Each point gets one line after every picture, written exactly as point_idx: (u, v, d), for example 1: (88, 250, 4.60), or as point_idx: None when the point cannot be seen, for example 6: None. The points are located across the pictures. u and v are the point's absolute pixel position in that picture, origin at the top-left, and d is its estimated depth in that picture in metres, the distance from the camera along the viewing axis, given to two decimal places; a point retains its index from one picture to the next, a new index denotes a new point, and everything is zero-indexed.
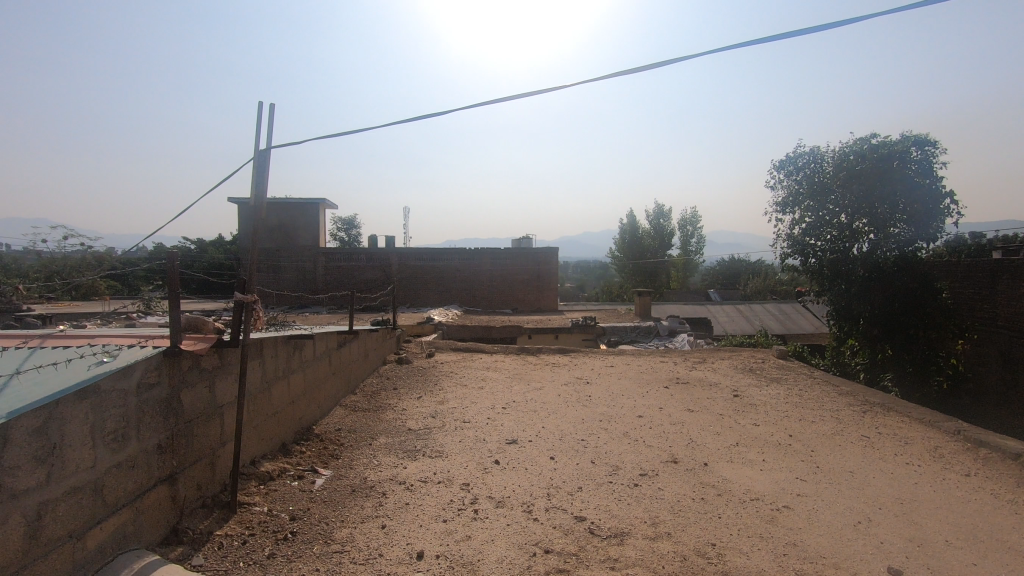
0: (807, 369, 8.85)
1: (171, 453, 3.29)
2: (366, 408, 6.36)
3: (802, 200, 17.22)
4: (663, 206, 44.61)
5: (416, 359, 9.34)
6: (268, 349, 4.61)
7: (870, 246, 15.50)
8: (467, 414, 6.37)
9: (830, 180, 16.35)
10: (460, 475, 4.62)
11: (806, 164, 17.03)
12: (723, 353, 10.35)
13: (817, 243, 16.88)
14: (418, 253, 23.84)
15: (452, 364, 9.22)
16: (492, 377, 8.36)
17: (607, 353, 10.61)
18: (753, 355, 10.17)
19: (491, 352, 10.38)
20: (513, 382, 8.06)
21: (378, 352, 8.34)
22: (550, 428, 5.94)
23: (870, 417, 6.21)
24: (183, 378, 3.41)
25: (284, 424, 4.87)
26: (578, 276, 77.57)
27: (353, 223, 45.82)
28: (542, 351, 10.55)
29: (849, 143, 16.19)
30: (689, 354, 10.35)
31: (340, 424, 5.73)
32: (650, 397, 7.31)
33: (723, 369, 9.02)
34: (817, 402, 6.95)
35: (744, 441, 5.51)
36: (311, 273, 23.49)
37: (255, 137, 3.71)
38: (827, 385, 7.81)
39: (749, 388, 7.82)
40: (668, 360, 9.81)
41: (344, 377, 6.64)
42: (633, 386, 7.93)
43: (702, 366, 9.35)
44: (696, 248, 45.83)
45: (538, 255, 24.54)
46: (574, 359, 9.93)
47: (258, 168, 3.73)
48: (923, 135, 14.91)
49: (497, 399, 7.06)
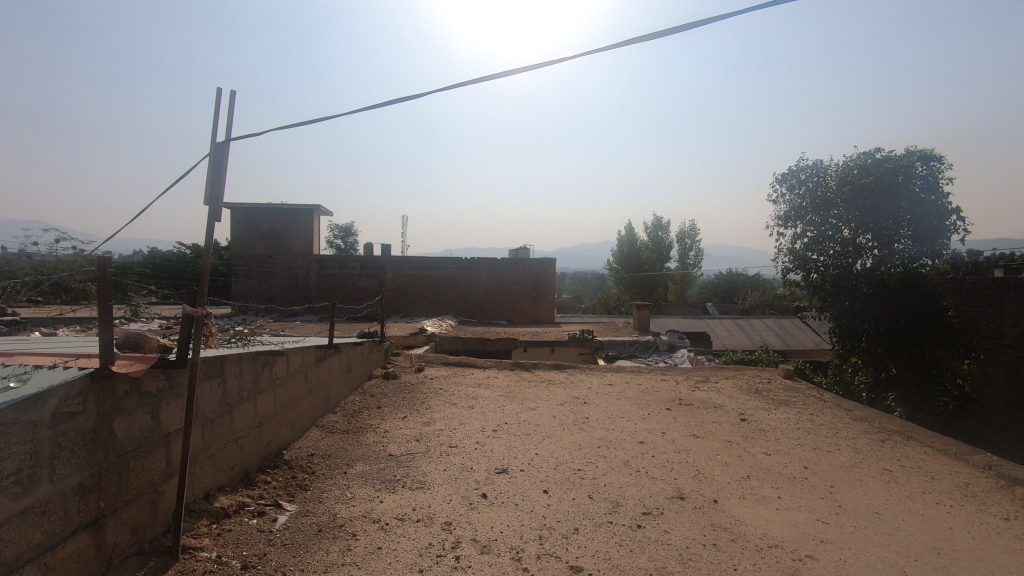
0: (816, 390, 8.39)
1: (98, 493, 2.80)
2: (344, 430, 5.86)
3: (804, 214, 16.91)
4: (661, 219, 44.39)
5: (403, 374, 8.86)
6: (229, 368, 4.14)
7: (874, 263, 15.15)
8: (455, 437, 5.90)
9: (833, 194, 16.05)
10: (442, 512, 4.13)
11: (809, 178, 16.75)
12: (727, 371, 9.89)
13: (819, 258, 16.58)
14: (412, 262, 23.40)
15: (443, 380, 8.74)
16: (484, 395, 7.88)
17: (606, 370, 10.13)
18: (759, 374, 9.70)
19: (484, 366, 9.92)
20: (505, 401, 7.57)
21: (363, 368, 7.85)
22: (544, 455, 5.45)
23: (889, 448, 5.74)
24: (118, 404, 2.93)
25: (249, 450, 4.38)
26: (575, 287, 77.26)
27: (348, 231, 45.48)
28: (537, 367, 10.06)
29: (853, 157, 15.91)
30: (692, 372, 9.88)
31: (313, 448, 5.23)
32: (652, 420, 6.83)
33: (728, 389, 8.55)
34: (831, 429, 6.47)
35: (756, 474, 5.04)
36: (304, 279, 23.17)
37: (212, 129, 3.25)
38: (840, 409, 7.33)
39: (757, 411, 7.35)
40: (669, 379, 9.33)
41: (322, 395, 6.14)
42: (632, 407, 7.46)
43: (705, 385, 8.88)
44: (694, 262, 45.50)
45: (535, 265, 24.13)
46: (571, 375, 9.46)
47: (215, 162, 3.24)
48: (928, 150, 14.55)
49: (487, 421, 6.58)
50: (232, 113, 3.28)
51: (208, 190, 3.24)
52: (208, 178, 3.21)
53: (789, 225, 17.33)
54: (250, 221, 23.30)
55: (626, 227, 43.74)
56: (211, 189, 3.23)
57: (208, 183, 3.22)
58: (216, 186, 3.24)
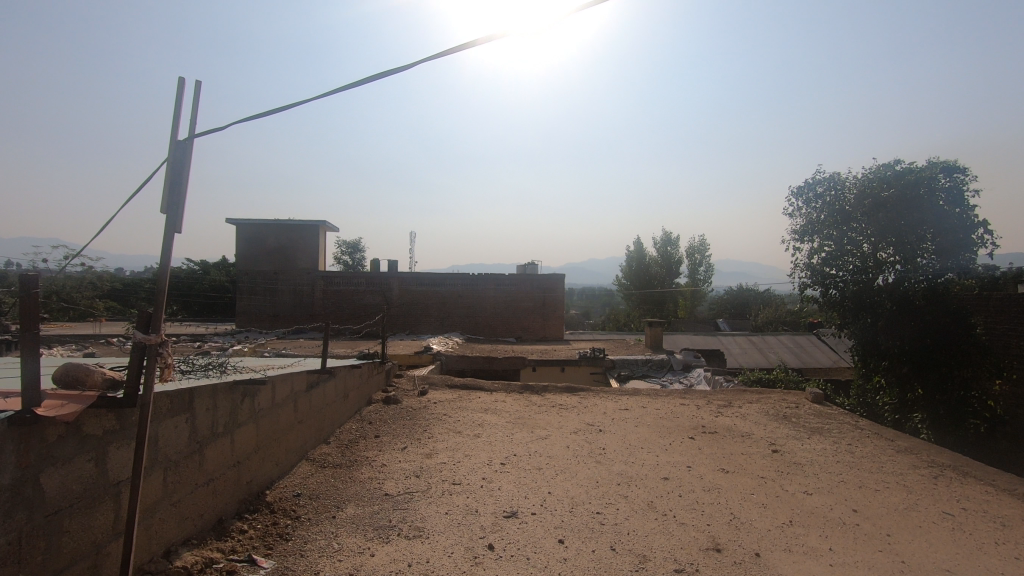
0: (850, 417, 7.74)
1: (16, 565, 2.27)
2: (337, 464, 5.32)
3: (822, 228, 16.34)
4: (671, 234, 43.82)
5: (405, 398, 8.32)
6: (200, 402, 3.62)
7: (897, 278, 14.54)
8: (460, 473, 5.35)
9: (852, 208, 15.47)
10: (441, 569, 3.56)
11: (827, 191, 16.21)
12: (750, 394, 9.26)
13: (838, 273, 15.99)
14: (419, 278, 22.96)
15: (447, 404, 8.19)
16: (491, 421, 7.32)
17: (621, 392, 9.52)
18: (785, 397, 9.06)
19: (491, 389, 9.37)
20: (514, 429, 7.00)
21: (360, 392, 7.32)
22: (558, 494, 4.88)
23: (946, 488, 5.11)
24: (48, 452, 2.42)
25: (224, 493, 3.86)
26: (583, 303, 76.65)
27: (356, 246, 45.29)
28: (548, 389, 9.47)
29: (872, 169, 15.35)
30: (713, 395, 9.26)
31: (300, 488, 4.68)
32: (675, 451, 6.23)
33: (754, 416, 7.93)
34: (875, 463, 5.84)
35: (800, 520, 4.44)
36: (309, 296, 22.82)
37: (172, 128, 2.80)
38: (881, 439, 6.69)
39: (789, 441, 6.72)
40: (689, 404, 8.71)
41: (314, 425, 5.61)
42: (652, 436, 6.86)
43: (729, 410, 8.26)
44: (705, 277, 44.73)
45: (543, 282, 23.62)
46: (584, 399, 8.87)
47: (175, 166, 2.77)
48: (952, 161, 13.97)
49: (495, 452, 6.01)
50: (197, 108, 2.85)
51: (165, 196, 2.74)
52: (166, 182, 2.73)
53: (806, 240, 16.75)
54: (255, 237, 23.05)
55: (635, 242, 43.21)
56: (169, 195, 2.74)
57: (166, 188, 2.74)
58: (176, 190, 2.75)
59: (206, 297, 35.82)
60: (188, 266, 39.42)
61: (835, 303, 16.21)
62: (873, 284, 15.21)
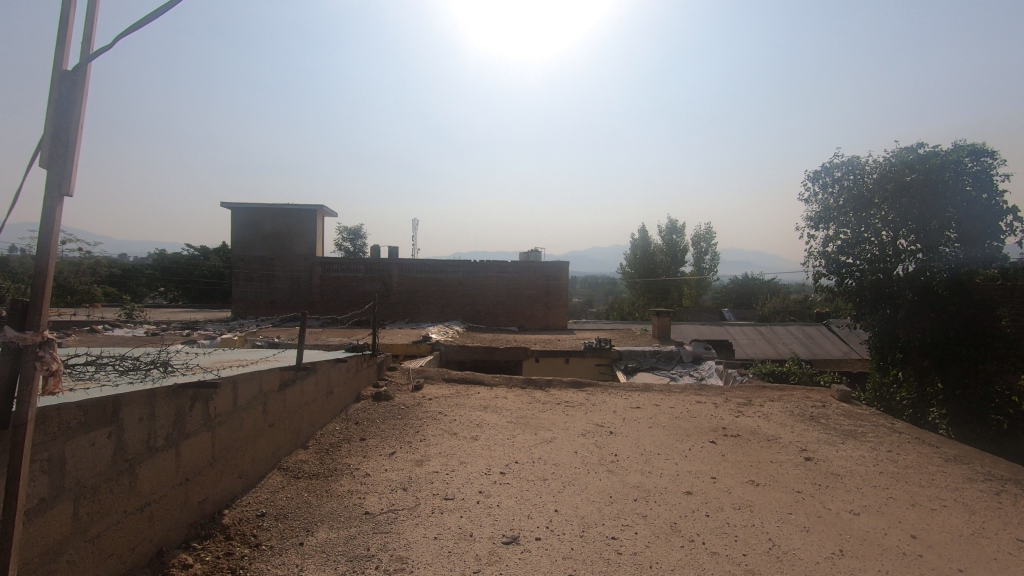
0: (884, 419, 7.05)
1: None
2: (312, 475, 4.66)
3: (839, 215, 15.58)
4: (676, 222, 42.92)
5: (398, 394, 7.66)
6: (130, 412, 2.94)
7: (917, 267, 13.75)
8: (454, 485, 4.69)
9: (872, 194, 14.67)
10: None
11: (846, 176, 15.42)
12: (771, 391, 8.58)
13: (854, 262, 15.25)
14: (420, 264, 22.25)
15: (444, 401, 7.54)
16: (491, 421, 6.66)
17: (630, 387, 8.84)
18: (809, 395, 8.38)
19: (492, 383, 8.71)
20: (516, 431, 6.33)
21: (347, 389, 6.65)
22: (567, 512, 4.22)
23: (1013, 509, 4.43)
24: None
25: (164, 518, 3.20)
26: (586, 291, 75.88)
27: (358, 233, 44.54)
28: (553, 383, 8.80)
29: (895, 153, 14.52)
30: (731, 391, 8.58)
31: (266, 506, 4.01)
32: (697, 458, 5.56)
33: (779, 416, 7.25)
34: (924, 475, 5.16)
35: (851, 548, 3.78)
36: (306, 283, 22.18)
37: (57, 55, 2.09)
38: (925, 446, 5.99)
39: (821, 447, 6.05)
40: (706, 401, 8.03)
41: (288, 428, 4.94)
42: (669, 440, 6.19)
43: (750, 409, 7.58)
44: (710, 266, 43.87)
45: (547, 269, 22.87)
46: (592, 395, 8.21)
47: (58, 108, 2.07)
48: (980, 144, 13.11)
49: (495, 460, 5.35)
50: (92, 29, 2.14)
51: (46, 146, 2.04)
52: (47, 129, 2.04)
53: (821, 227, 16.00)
54: (251, 222, 22.33)
55: (640, 230, 42.37)
56: (51, 145, 2.05)
57: (46, 134, 2.03)
58: (59, 137, 2.06)
59: (205, 283, 35.28)
60: (187, 252, 38.86)
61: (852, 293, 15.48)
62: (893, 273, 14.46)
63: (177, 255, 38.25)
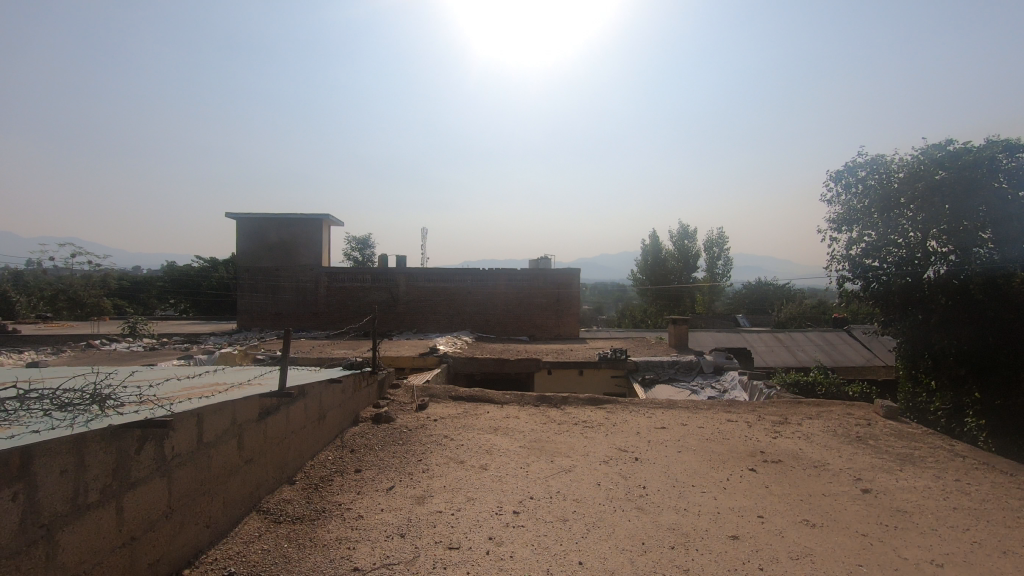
0: (942, 441, 6.31)
1: None
2: (296, 518, 4.02)
3: (864, 216, 14.87)
4: (688, 227, 42.11)
5: (400, 415, 7.03)
6: (47, 465, 2.33)
7: (948, 271, 12.91)
8: (459, 529, 4.03)
9: (897, 194, 13.93)
10: None
11: (870, 176, 14.71)
12: (807, 408, 7.85)
13: (880, 265, 14.49)
14: (428, 273, 21.72)
15: (451, 423, 6.90)
16: (504, 447, 6.00)
17: (654, 403, 8.14)
18: (850, 412, 7.64)
19: (503, 401, 8.06)
20: (530, 458, 5.67)
21: (342, 412, 6.03)
22: (594, 566, 3.54)
23: None
24: None
25: None
26: (596, 298, 75.04)
27: (366, 242, 44.17)
28: (568, 400, 8.13)
29: (923, 150, 13.74)
30: (764, 408, 7.87)
31: (235, 563, 3.37)
32: (738, 491, 4.86)
33: (822, 437, 6.53)
34: (1008, 512, 4.43)
35: None
36: (312, 293, 21.64)
37: None
38: (998, 474, 5.25)
39: (877, 475, 5.32)
40: (738, 420, 7.33)
41: (270, 463, 4.32)
42: (704, 467, 5.51)
43: (788, 429, 6.86)
44: (724, 272, 42.93)
45: (558, 277, 22.22)
46: (612, 414, 7.53)
47: None
48: (1016, 140, 12.21)
49: (507, 496, 4.68)
50: None
51: None
52: None
53: (844, 229, 15.31)
54: (256, 232, 21.95)
55: (651, 236, 41.58)
56: None
57: None
58: None
59: (214, 293, 35.02)
60: (196, 263, 38.72)
61: (877, 297, 14.67)
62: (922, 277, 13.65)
63: (187, 268, 38.10)
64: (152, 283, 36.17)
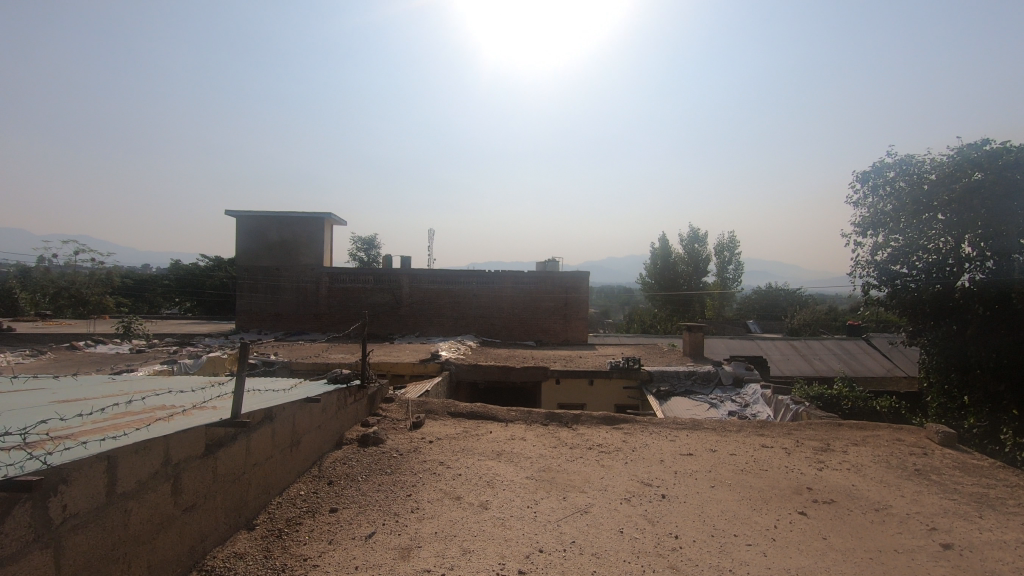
0: (1018, 478, 5.42)
1: None
2: None
3: (891, 220, 13.86)
4: (698, 230, 41.11)
5: (391, 435, 6.21)
6: None
7: (984, 279, 11.96)
8: None
9: (928, 196, 12.84)
10: None
11: (899, 177, 13.63)
12: (851, 432, 6.97)
13: (909, 272, 13.54)
14: (432, 275, 20.96)
15: (448, 445, 6.08)
16: (509, 478, 5.17)
17: (676, 422, 7.29)
18: (900, 438, 6.75)
19: (508, 418, 7.24)
20: (540, 494, 4.83)
21: (321, 436, 5.23)
22: None
23: None
24: None
25: None
26: (603, 301, 74.11)
27: (372, 243, 43.56)
28: (581, 418, 7.30)
29: (959, 148, 12.59)
30: (801, 431, 7.01)
31: None
32: (790, 544, 4.01)
33: (875, 469, 5.66)
34: None
35: None
36: (313, 294, 20.91)
37: None
38: None
39: (952, 522, 4.45)
40: (774, 445, 6.47)
41: (220, 507, 3.51)
42: (745, 509, 4.66)
43: (833, 459, 5.98)
44: (734, 276, 41.86)
45: (566, 280, 21.37)
46: (630, 436, 6.67)
47: None
48: None
49: (511, 547, 3.85)
50: None
51: None
52: None
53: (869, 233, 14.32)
54: (256, 231, 21.28)
55: (660, 239, 40.64)
56: None
57: None
58: None
59: (217, 293, 34.35)
60: (202, 262, 38.29)
61: (903, 305, 13.67)
62: (956, 284, 12.64)
63: (192, 266, 37.63)
64: (156, 281, 35.70)
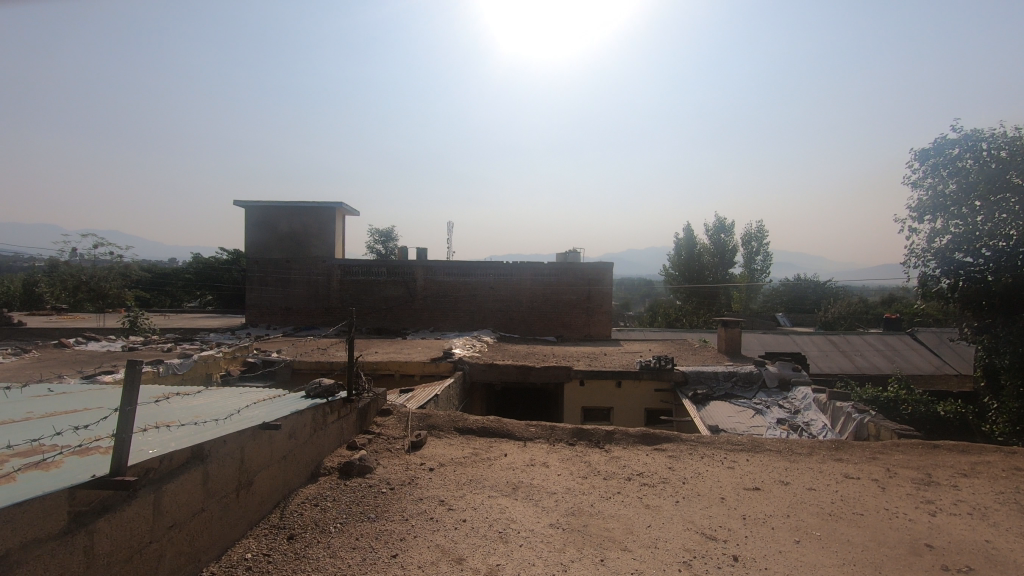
0: None
1: None
2: None
3: (953, 203, 12.14)
4: (725, 220, 39.31)
5: (385, 461, 5.05)
6: None
7: None
8: None
9: (1002, 175, 11.06)
10: None
11: (965, 154, 11.83)
12: (953, 458, 5.58)
13: (974, 261, 11.85)
14: (446, 266, 19.80)
15: (453, 475, 4.88)
16: (528, 528, 3.94)
17: (732, 442, 5.99)
18: (1019, 466, 5.36)
19: (526, 436, 6.03)
20: (573, 555, 3.59)
21: (286, 470, 4.06)
22: None
23: None
24: None
25: None
26: (625, 293, 72.40)
27: (390, 235, 42.63)
28: (615, 436, 6.05)
29: None
30: (889, 455, 5.66)
31: None
32: None
33: (1008, 516, 4.31)
34: None
35: None
36: (324, 287, 19.94)
37: None
38: None
39: None
40: (861, 476, 5.15)
41: None
42: None
43: (945, 498, 4.63)
44: (763, 267, 39.92)
45: (588, 271, 20.01)
46: (678, 462, 5.41)
47: None
48: None
49: None
50: None
51: None
52: None
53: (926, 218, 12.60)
54: (266, 221, 20.31)
55: (684, 230, 38.90)
56: None
57: None
58: None
59: (235, 285, 33.59)
60: (222, 256, 37.83)
61: (966, 298, 12.01)
62: None
63: (212, 259, 37.21)
64: (176, 275, 35.12)
